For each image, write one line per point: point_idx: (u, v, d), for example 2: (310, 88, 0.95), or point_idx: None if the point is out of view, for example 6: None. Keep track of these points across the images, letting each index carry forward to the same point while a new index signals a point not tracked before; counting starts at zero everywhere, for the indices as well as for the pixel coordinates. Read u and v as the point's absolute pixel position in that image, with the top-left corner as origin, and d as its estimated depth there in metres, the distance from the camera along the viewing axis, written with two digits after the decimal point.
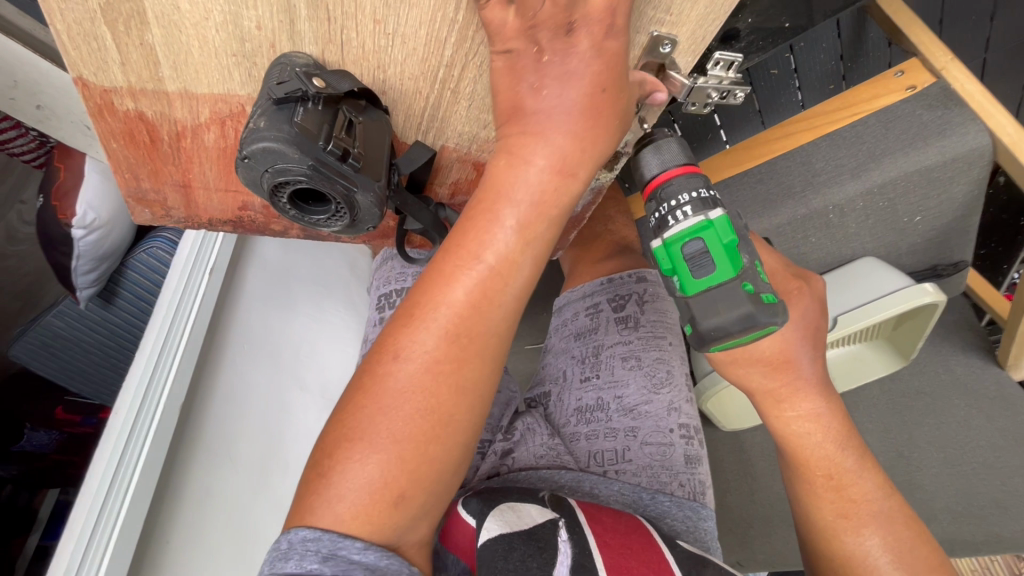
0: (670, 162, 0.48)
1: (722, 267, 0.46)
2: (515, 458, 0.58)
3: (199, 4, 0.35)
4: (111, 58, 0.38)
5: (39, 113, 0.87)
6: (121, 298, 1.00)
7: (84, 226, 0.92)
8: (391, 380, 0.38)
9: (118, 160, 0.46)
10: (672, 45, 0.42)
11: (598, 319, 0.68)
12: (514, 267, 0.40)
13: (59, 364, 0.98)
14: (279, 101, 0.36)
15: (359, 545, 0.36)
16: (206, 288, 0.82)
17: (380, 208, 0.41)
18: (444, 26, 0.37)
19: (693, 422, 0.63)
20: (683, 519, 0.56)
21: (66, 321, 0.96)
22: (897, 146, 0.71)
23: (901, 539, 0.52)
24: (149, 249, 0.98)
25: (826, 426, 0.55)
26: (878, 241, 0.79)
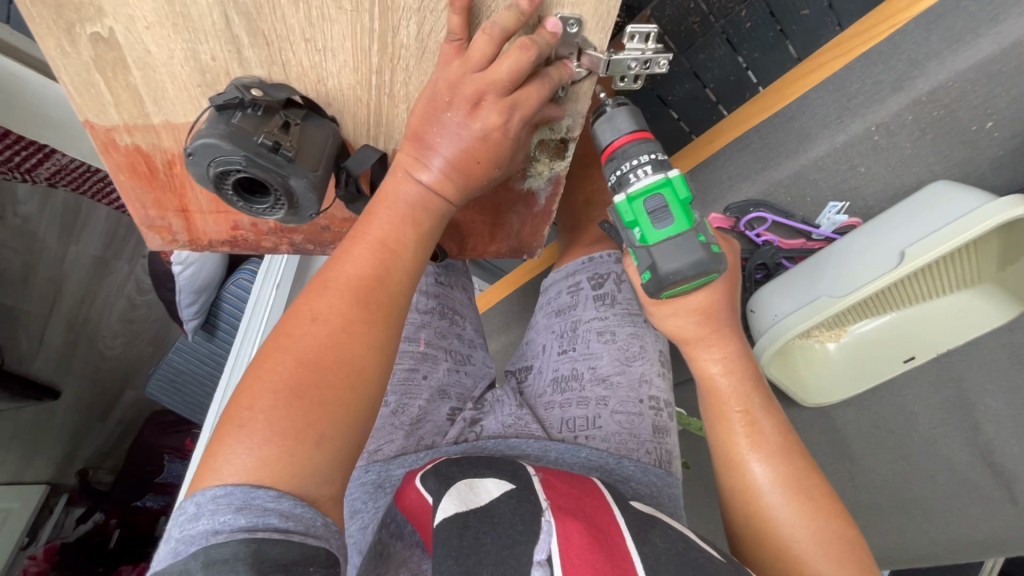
0: (621, 128, 0.49)
1: (679, 221, 0.48)
2: (482, 427, 0.57)
3: (163, 46, 0.39)
4: (107, 100, 0.43)
5: None
6: (222, 330, 1.14)
7: (181, 263, 1.03)
8: (306, 338, 0.40)
9: (129, 192, 0.50)
10: (579, 24, 0.42)
11: (577, 296, 0.66)
12: (406, 245, 0.44)
13: (183, 398, 1.17)
14: (220, 107, 0.40)
15: (272, 493, 0.35)
16: (274, 301, 0.88)
17: (317, 194, 0.43)
18: (366, 37, 0.41)
19: (664, 395, 0.60)
20: (647, 483, 0.54)
21: (184, 355, 1.14)
22: (941, 46, 0.63)
23: (802, 471, 0.48)
24: (238, 281, 1.11)
25: (742, 368, 0.52)
26: (946, 160, 0.69)
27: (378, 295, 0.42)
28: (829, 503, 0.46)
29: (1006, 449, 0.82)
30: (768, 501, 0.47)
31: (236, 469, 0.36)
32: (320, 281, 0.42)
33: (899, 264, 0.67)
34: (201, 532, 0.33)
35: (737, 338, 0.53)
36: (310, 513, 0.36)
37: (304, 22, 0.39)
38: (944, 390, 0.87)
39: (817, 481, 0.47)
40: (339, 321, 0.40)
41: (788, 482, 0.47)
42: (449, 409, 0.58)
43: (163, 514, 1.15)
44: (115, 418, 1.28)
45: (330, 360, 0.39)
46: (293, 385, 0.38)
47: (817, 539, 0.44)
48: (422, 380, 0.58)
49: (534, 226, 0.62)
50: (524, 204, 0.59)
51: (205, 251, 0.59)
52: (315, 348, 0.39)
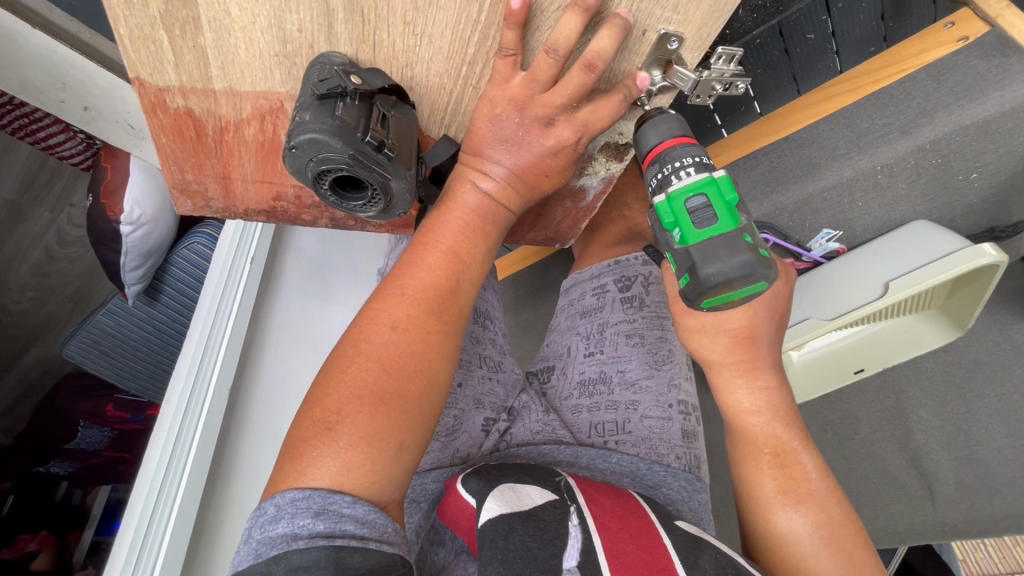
0: (665, 131, 0.45)
1: (723, 220, 0.42)
2: (512, 434, 0.58)
3: (247, 9, 0.33)
4: (167, 60, 0.36)
5: (86, 114, 0.90)
6: (166, 295, 1.01)
7: (131, 222, 0.91)
8: (377, 339, 0.40)
9: (166, 155, 0.43)
10: (679, 42, 0.41)
11: (603, 298, 0.67)
12: (470, 255, 0.44)
13: (108, 361, 0.98)
14: (321, 97, 0.34)
15: (348, 499, 0.35)
16: (246, 278, 0.85)
17: (414, 196, 0.38)
18: (468, 26, 0.37)
19: (692, 399, 0.62)
20: (678, 489, 0.56)
21: (115, 319, 0.98)
22: (949, 100, 0.68)
23: (841, 522, 0.47)
24: (191, 244, 0.98)
25: (777, 403, 0.52)
26: (930, 203, 0.75)
27: (448, 304, 0.43)
28: (860, 552, 0.46)
29: (930, 454, 0.94)
30: (798, 551, 0.47)
31: (320, 473, 0.36)
32: (395, 288, 0.42)
33: (882, 295, 0.73)
34: (283, 536, 0.33)
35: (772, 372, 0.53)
36: (382, 518, 0.36)
37: (409, 2, 0.35)
38: (885, 400, 0.98)
39: (853, 531, 0.47)
40: (415, 327, 0.41)
41: (825, 532, 0.47)
42: (484, 419, 0.59)
43: (66, 480, 0.94)
44: (16, 375, 1.05)
45: (410, 369, 0.40)
46: (377, 389, 0.39)
47: None
48: (458, 390, 0.59)
49: (572, 220, 0.60)
50: (572, 199, 0.56)
51: (239, 221, 0.51)
52: (399, 353, 0.40)
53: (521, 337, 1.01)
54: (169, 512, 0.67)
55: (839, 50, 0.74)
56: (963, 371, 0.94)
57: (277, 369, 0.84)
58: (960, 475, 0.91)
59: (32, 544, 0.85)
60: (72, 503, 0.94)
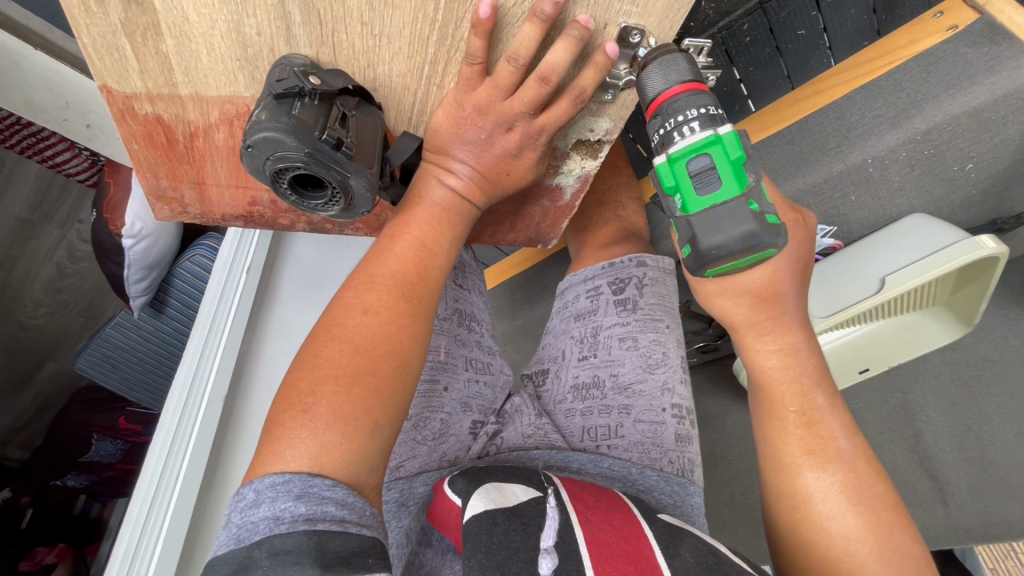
0: (674, 75, 0.40)
1: (727, 185, 0.39)
2: (503, 439, 0.58)
3: (204, 14, 0.34)
4: (131, 67, 0.37)
5: (89, 131, 0.91)
6: (171, 307, 1.02)
7: (133, 235, 0.92)
8: (348, 338, 0.40)
9: (140, 162, 0.44)
10: (642, 36, 0.41)
11: (597, 301, 0.65)
12: (436, 250, 0.45)
13: (118, 374, 0.98)
14: (279, 96, 0.34)
15: (328, 482, 0.35)
16: (243, 287, 0.86)
17: (376, 195, 0.38)
18: (425, 25, 0.37)
19: (686, 403, 0.61)
20: (670, 493, 0.56)
21: (124, 332, 0.98)
22: (940, 89, 0.67)
23: (867, 481, 0.46)
24: (193, 257, 0.99)
25: (801, 364, 0.50)
26: (926, 196, 0.74)
27: (419, 291, 0.43)
28: (890, 513, 0.45)
29: (941, 455, 0.90)
30: (823, 510, 0.46)
31: (300, 458, 0.36)
32: (366, 275, 0.43)
33: (880, 291, 0.71)
34: (265, 519, 0.33)
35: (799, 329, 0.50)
36: (361, 502, 0.36)
37: (363, 2, 0.35)
38: (891, 401, 0.94)
39: (880, 491, 0.46)
40: (390, 315, 0.41)
41: (853, 492, 0.46)
42: (472, 422, 0.59)
43: (84, 494, 0.97)
44: (31, 391, 1.08)
45: (381, 351, 0.40)
46: (353, 372, 0.38)
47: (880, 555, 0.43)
48: (444, 394, 0.58)
49: (552, 220, 0.60)
50: (549, 199, 0.56)
51: (216, 226, 0.52)
52: (372, 341, 0.40)
53: (518, 341, 1.01)
54: (164, 516, 0.68)
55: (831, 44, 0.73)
56: (971, 369, 0.91)
57: (274, 378, 0.84)
58: (973, 477, 0.88)
59: (49, 557, 0.88)
60: (89, 516, 0.97)
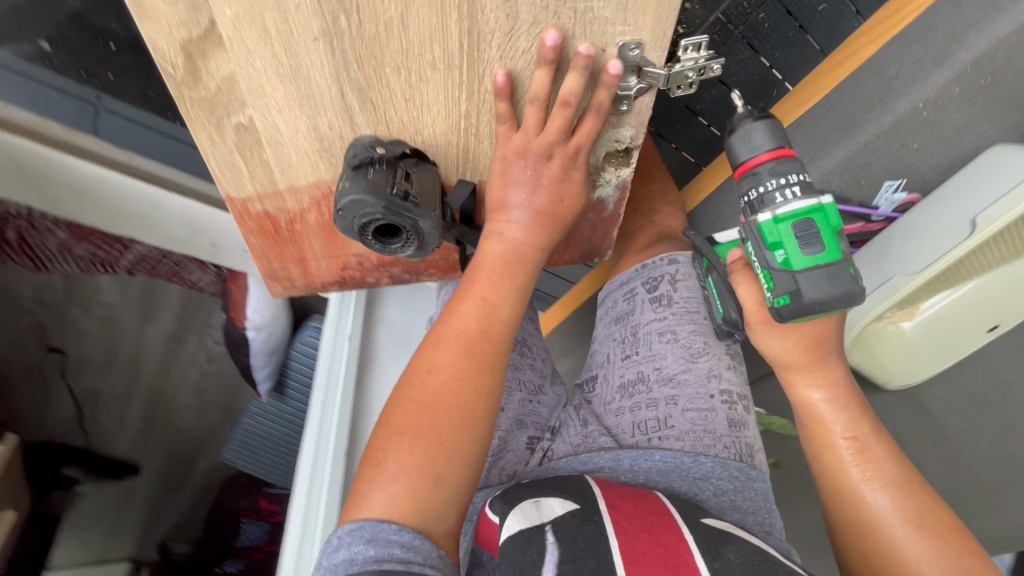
0: (760, 145, 0.55)
1: (828, 249, 0.53)
2: (556, 450, 0.61)
3: (290, 122, 0.44)
4: (243, 175, 0.48)
5: (212, 248, 1.02)
6: (291, 388, 1.14)
7: (256, 327, 1.05)
8: (424, 387, 0.46)
9: (257, 251, 0.55)
10: (640, 46, 0.44)
11: (634, 301, 0.68)
12: (499, 297, 0.50)
13: (254, 458, 1.14)
14: (356, 166, 0.43)
15: (393, 527, 0.41)
16: (348, 353, 0.97)
17: (440, 232, 0.46)
18: (456, 87, 0.45)
19: (737, 388, 0.61)
20: (729, 478, 0.56)
21: (258, 419, 1.13)
22: (977, 15, 0.65)
23: (926, 507, 0.50)
24: (303, 339, 1.11)
25: (845, 398, 0.57)
26: (997, 123, 0.69)
27: (484, 347, 0.48)
28: (949, 530, 0.49)
29: None
30: (890, 534, 0.50)
31: (377, 508, 0.42)
32: (435, 336, 0.49)
33: (973, 232, 0.66)
34: (343, 562, 0.39)
35: (837, 365, 0.59)
36: (426, 545, 0.41)
37: (404, 82, 0.43)
38: None
39: (939, 512, 0.50)
40: (455, 370, 0.46)
41: (915, 524, 0.50)
42: (528, 438, 0.62)
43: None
44: (191, 487, 1.22)
45: (445, 406, 0.45)
46: (428, 425, 0.44)
47: None
48: (499, 413, 0.62)
49: (602, 232, 0.64)
50: (595, 212, 0.61)
51: (319, 294, 0.62)
52: (439, 398, 0.45)
53: None
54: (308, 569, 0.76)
55: (856, 11, 0.76)
56: None
57: None
58: None
59: None
60: None
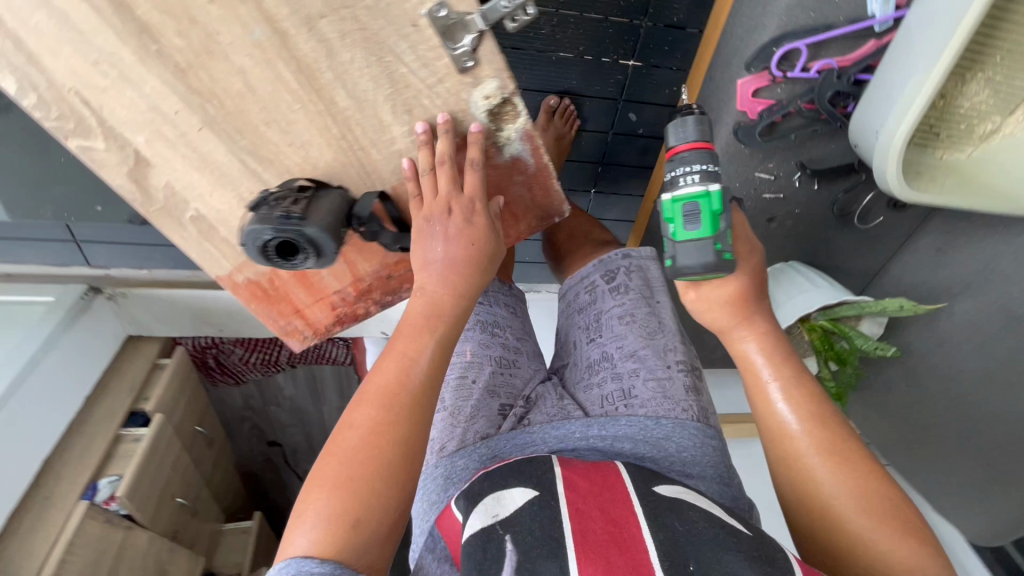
0: (686, 134, 0.64)
1: (704, 226, 0.60)
2: (529, 419, 0.70)
3: (224, 199, 0.57)
4: (218, 255, 0.62)
5: None
6: None
7: None
8: (351, 437, 0.54)
9: (263, 315, 0.67)
10: (443, 6, 0.47)
11: (595, 292, 0.81)
12: (419, 347, 0.58)
13: None
14: (257, 207, 0.57)
15: (315, 562, 0.46)
16: None
17: (330, 238, 0.56)
18: (319, 118, 0.53)
19: (689, 361, 0.74)
20: (688, 437, 0.65)
21: None
22: None
23: (840, 445, 0.55)
24: None
25: (777, 349, 0.62)
26: None
27: (406, 393, 0.56)
28: (863, 468, 0.54)
29: None
30: (817, 475, 0.54)
31: (300, 548, 0.48)
32: (366, 390, 0.56)
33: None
34: None
35: (772, 323, 0.65)
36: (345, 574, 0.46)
37: (279, 132, 0.54)
38: None
39: (855, 450, 0.55)
40: (381, 416, 0.54)
41: (832, 464, 0.54)
42: (499, 405, 0.71)
43: None
44: None
45: (369, 453, 0.52)
46: (354, 471, 0.51)
47: (864, 507, 0.51)
48: (470, 383, 0.72)
49: (542, 182, 0.65)
50: (517, 171, 0.63)
51: (329, 338, 0.72)
52: (362, 447, 0.53)
53: None
54: None
55: None
56: None
57: None
58: None
59: None
60: None
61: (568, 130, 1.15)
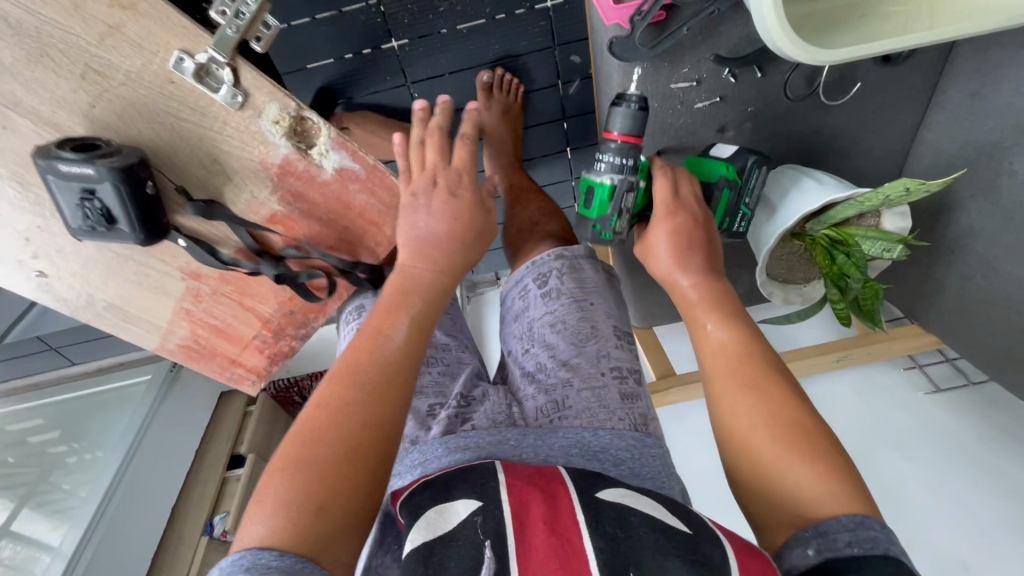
0: (626, 115, 0.59)
1: (591, 209, 0.64)
2: (472, 422, 0.60)
3: (119, 283, 0.65)
4: (141, 330, 0.69)
5: None
6: None
7: None
8: (313, 416, 0.46)
9: (205, 369, 0.73)
10: (184, 56, 0.50)
11: (527, 298, 0.69)
12: (392, 323, 0.52)
13: None
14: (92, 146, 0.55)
15: (273, 553, 0.38)
16: None
17: (128, 176, 0.51)
18: None
19: (627, 364, 0.64)
20: (624, 446, 0.56)
21: None
22: None
23: (766, 374, 0.50)
24: None
25: (710, 279, 0.58)
26: None
27: (378, 369, 0.49)
28: (789, 402, 0.47)
29: None
30: (745, 407, 0.48)
31: (252, 537, 0.40)
32: (332, 371, 0.49)
33: None
34: None
35: (709, 255, 0.59)
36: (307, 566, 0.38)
37: None
38: None
39: (780, 381, 0.49)
40: (344, 396, 0.47)
41: (759, 396, 0.48)
42: (430, 406, 0.62)
43: None
44: None
45: (332, 432, 0.45)
46: (311, 458, 0.43)
47: (787, 446, 0.45)
48: None
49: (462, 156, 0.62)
50: (351, 179, 0.60)
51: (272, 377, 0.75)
52: (327, 427, 0.45)
53: None
54: None
55: None
56: None
57: None
58: None
59: None
60: None
61: (513, 100, 1.02)
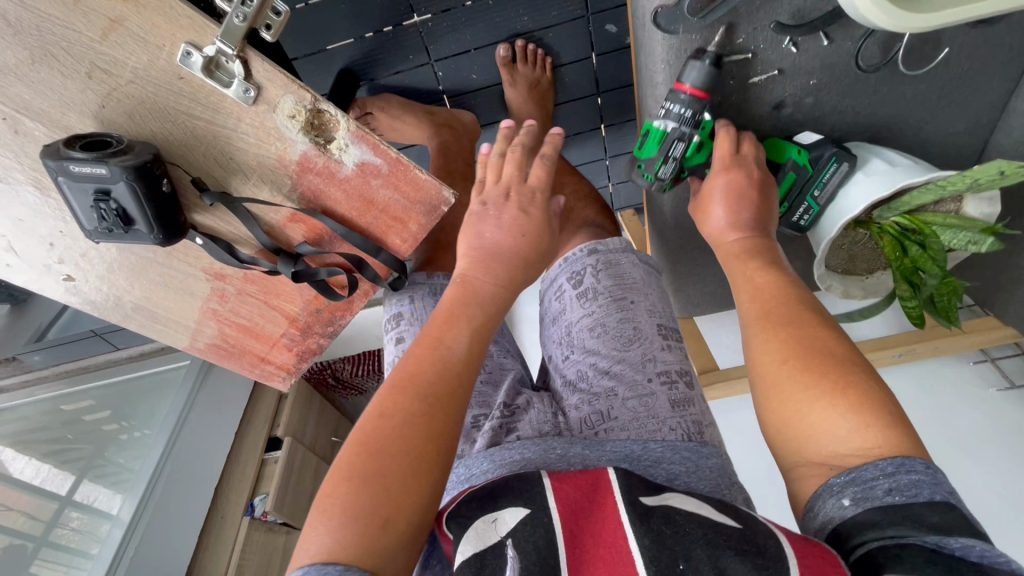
0: (699, 74, 0.56)
1: (642, 149, 0.63)
2: (517, 431, 0.55)
3: (143, 286, 0.64)
4: (169, 331, 0.69)
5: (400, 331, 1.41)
6: None
7: None
8: (375, 421, 0.43)
9: (236, 366, 0.72)
10: (190, 48, 0.47)
11: (562, 300, 0.65)
12: (453, 330, 0.49)
13: None
14: None
15: (338, 567, 0.36)
16: None
17: (142, 164, 0.49)
18: None
19: (675, 366, 0.58)
20: (679, 461, 0.51)
21: None
22: None
23: (800, 314, 0.46)
24: None
25: (749, 226, 0.55)
26: None
27: (442, 376, 0.46)
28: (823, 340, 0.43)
29: None
30: (773, 353, 0.44)
31: (314, 549, 0.38)
32: (396, 374, 0.46)
33: None
34: None
35: (760, 200, 0.56)
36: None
37: None
38: None
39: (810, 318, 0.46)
40: (409, 403, 0.44)
41: (787, 337, 0.44)
42: (474, 417, 0.58)
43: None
44: None
45: (398, 439, 0.42)
46: (377, 465, 0.40)
47: (837, 392, 0.40)
48: None
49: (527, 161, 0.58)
50: (372, 176, 0.56)
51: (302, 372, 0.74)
52: (394, 432, 0.42)
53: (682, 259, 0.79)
54: None
55: None
56: None
57: None
58: None
59: None
60: None
61: (542, 74, 0.97)
